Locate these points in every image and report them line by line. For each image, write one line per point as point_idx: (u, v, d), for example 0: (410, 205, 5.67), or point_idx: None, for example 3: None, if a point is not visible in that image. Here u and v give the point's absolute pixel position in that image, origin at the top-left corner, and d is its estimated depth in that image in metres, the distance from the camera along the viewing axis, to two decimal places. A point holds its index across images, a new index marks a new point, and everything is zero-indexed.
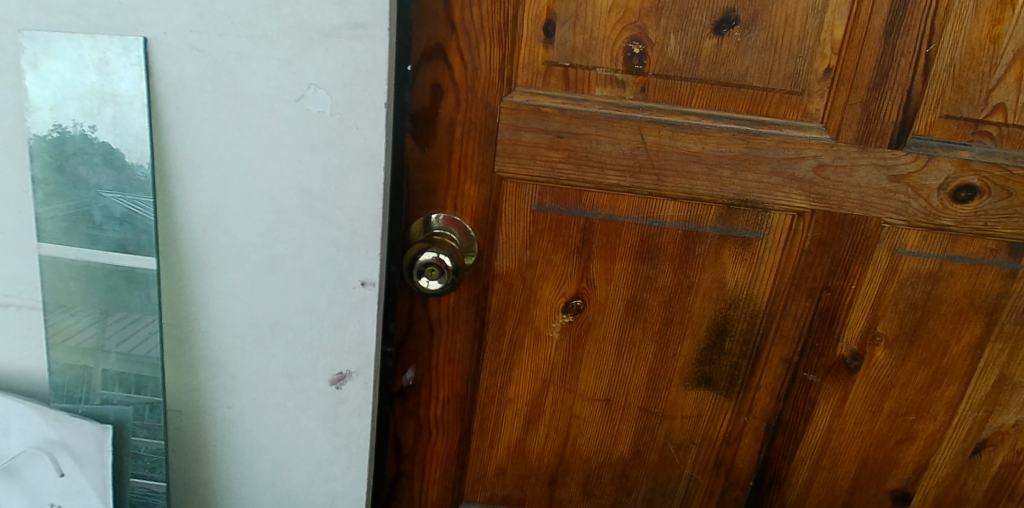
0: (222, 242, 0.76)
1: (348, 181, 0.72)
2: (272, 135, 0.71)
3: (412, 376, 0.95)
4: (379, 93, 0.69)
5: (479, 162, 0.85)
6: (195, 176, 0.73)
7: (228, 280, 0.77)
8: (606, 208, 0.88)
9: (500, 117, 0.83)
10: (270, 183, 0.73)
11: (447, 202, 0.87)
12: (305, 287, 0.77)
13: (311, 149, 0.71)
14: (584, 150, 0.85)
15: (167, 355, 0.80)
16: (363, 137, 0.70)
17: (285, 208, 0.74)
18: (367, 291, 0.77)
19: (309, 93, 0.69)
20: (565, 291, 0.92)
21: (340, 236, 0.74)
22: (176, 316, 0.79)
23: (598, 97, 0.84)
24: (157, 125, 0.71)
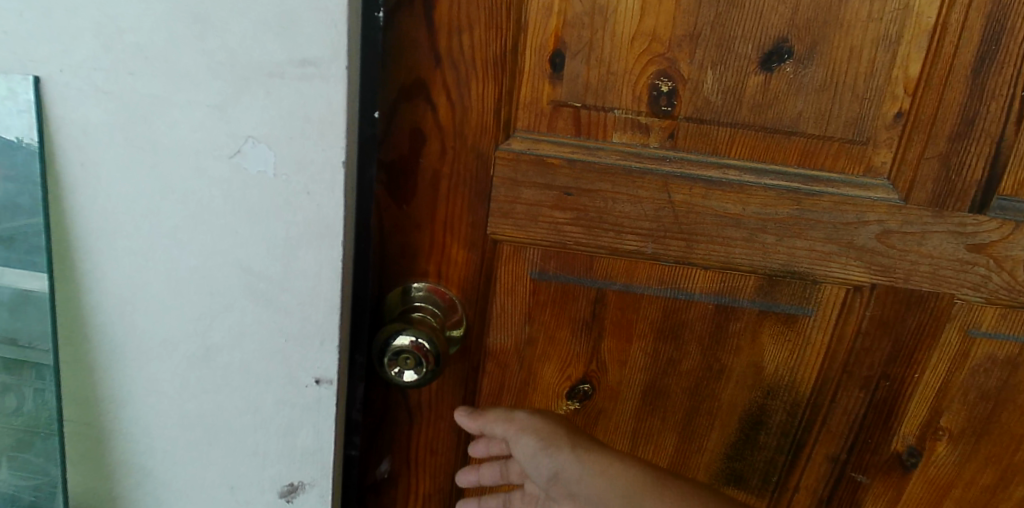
0: (144, 330, 0.59)
1: (299, 258, 0.56)
2: (201, 200, 0.54)
3: (387, 468, 0.81)
4: (334, 148, 0.52)
5: (469, 223, 0.70)
6: (106, 250, 0.56)
7: (150, 374, 0.61)
8: (622, 277, 0.72)
9: (494, 168, 0.67)
10: (199, 258, 0.57)
11: (430, 267, 0.72)
12: (247, 383, 0.62)
13: (251, 218, 0.55)
14: (598, 210, 0.69)
15: (78, 460, 0.64)
16: (315, 204, 0.54)
17: (220, 290, 0.58)
18: (322, 389, 0.61)
19: (247, 148, 0.52)
20: (570, 375, 0.76)
21: (289, 324, 0.59)
22: (90, 416, 0.62)
23: (616, 145, 0.68)
24: (52, 188, 0.54)
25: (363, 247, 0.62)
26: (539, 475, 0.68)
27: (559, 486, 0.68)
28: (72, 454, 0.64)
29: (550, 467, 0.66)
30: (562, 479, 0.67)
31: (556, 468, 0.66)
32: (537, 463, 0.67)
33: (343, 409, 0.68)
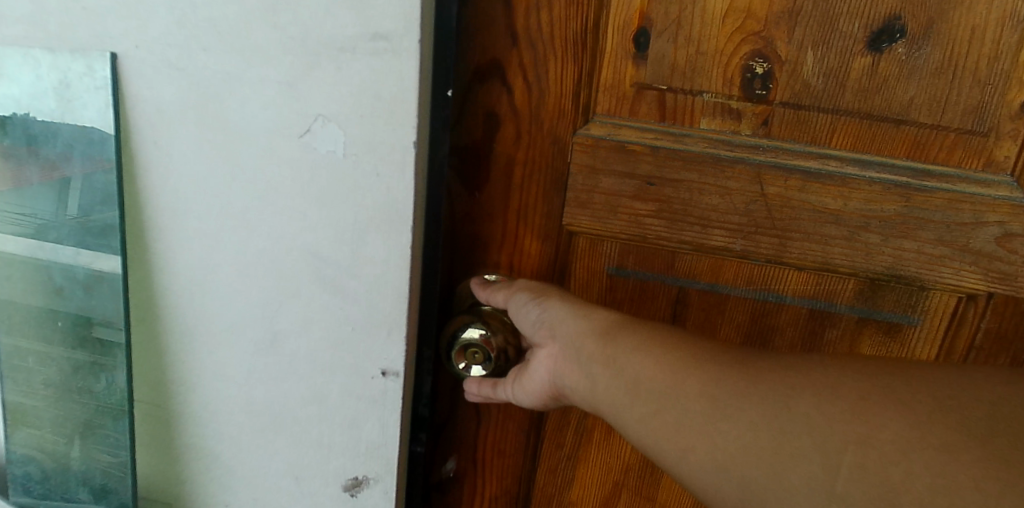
0: (215, 314, 0.59)
1: (366, 243, 0.54)
2: (271, 181, 0.53)
3: (452, 467, 0.78)
4: (404, 128, 0.50)
5: (544, 213, 0.66)
6: (178, 232, 0.56)
7: (219, 359, 0.61)
8: (707, 277, 0.68)
9: (572, 155, 0.64)
10: (266, 243, 0.55)
11: (501, 259, 0.69)
12: (314, 372, 0.60)
13: (320, 200, 0.53)
14: (681, 202, 0.64)
15: (151, 440, 0.65)
16: (384, 187, 0.52)
17: (287, 276, 0.56)
18: (388, 382, 0.59)
19: (317, 127, 0.51)
20: None
21: (355, 312, 0.57)
22: (163, 397, 0.63)
23: (704, 131, 0.63)
24: (127, 169, 0.54)
25: (432, 234, 0.59)
26: (531, 330, 0.62)
27: (545, 334, 0.61)
28: (146, 434, 0.64)
29: (538, 313, 0.61)
30: (549, 321, 0.60)
31: (543, 313, 0.61)
32: (526, 314, 0.62)
33: (410, 405, 0.66)
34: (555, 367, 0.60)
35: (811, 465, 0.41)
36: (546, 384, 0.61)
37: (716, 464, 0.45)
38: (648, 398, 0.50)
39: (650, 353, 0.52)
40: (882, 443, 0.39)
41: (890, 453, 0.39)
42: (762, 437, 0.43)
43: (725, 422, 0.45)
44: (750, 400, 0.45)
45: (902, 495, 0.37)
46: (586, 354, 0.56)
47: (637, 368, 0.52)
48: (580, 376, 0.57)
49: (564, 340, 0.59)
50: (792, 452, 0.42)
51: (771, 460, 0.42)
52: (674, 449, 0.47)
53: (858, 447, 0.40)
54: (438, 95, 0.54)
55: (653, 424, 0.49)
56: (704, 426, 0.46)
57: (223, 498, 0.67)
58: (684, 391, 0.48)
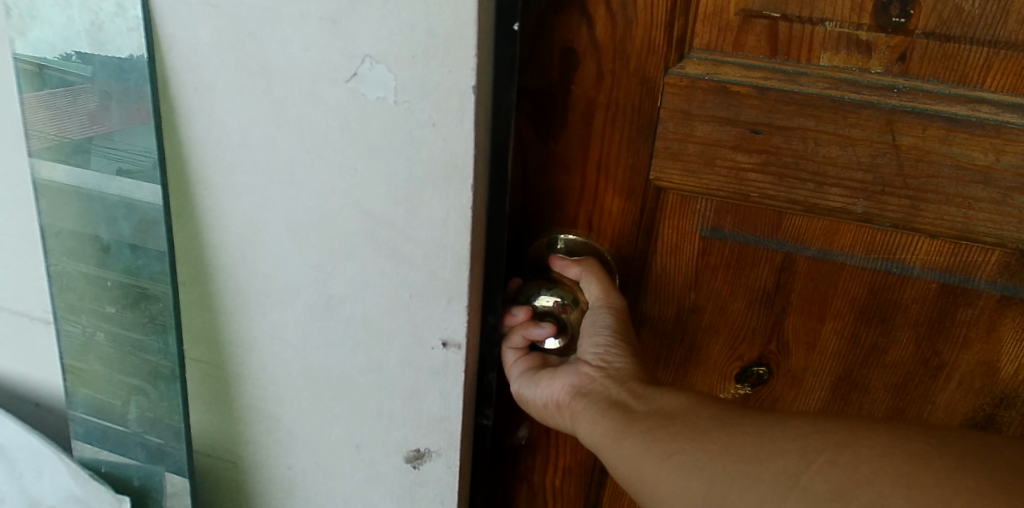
0: (266, 275, 0.55)
1: (423, 203, 0.48)
2: (318, 130, 0.47)
3: (525, 435, 0.73)
4: (462, 70, 0.42)
5: (628, 166, 0.58)
6: (225, 185, 0.51)
7: (274, 321, 0.57)
8: (819, 242, 0.59)
9: (663, 97, 0.54)
10: (314, 201, 0.50)
11: (579, 217, 0.61)
12: (371, 339, 0.55)
13: (371, 153, 0.47)
14: (793, 154, 0.54)
15: (213, 398, 0.63)
16: (442, 141, 0.45)
17: (339, 237, 0.51)
18: (449, 353, 0.54)
19: (364, 70, 0.44)
20: (742, 355, 0.66)
21: (413, 278, 0.51)
22: (220, 358, 0.60)
23: (823, 69, 0.52)
24: (168, 118, 0.49)
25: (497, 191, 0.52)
26: (588, 346, 0.58)
27: (599, 361, 0.57)
28: (208, 392, 0.62)
29: (610, 342, 0.57)
30: (603, 359, 0.57)
31: (614, 344, 0.57)
32: (600, 333, 0.57)
33: (475, 377, 0.60)
34: (581, 389, 0.57)
35: (786, 462, 0.42)
36: (557, 397, 0.58)
37: (694, 463, 0.45)
38: (653, 417, 0.50)
39: (676, 392, 0.53)
40: (857, 451, 0.40)
41: (864, 458, 0.40)
42: (746, 439, 0.45)
43: (724, 433, 0.46)
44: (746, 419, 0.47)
45: (860, 486, 0.38)
46: (616, 389, 0.55)
47: (661, 400, 0.52)
48: (581, 418, 0.55)
49: (610, 375, 0.56)
50: (771, 456, 0.43)
51: (748, 458, 0.44)
52: (658, 450, 0.48)
53: (836, 449, 0.41)
54: (504, 29, 0.46)
55: (647, 432, 0.49)
56: (701, 438, 0.46)
57: (284, 463, 0.65)
58: (692, 415, 0.49)
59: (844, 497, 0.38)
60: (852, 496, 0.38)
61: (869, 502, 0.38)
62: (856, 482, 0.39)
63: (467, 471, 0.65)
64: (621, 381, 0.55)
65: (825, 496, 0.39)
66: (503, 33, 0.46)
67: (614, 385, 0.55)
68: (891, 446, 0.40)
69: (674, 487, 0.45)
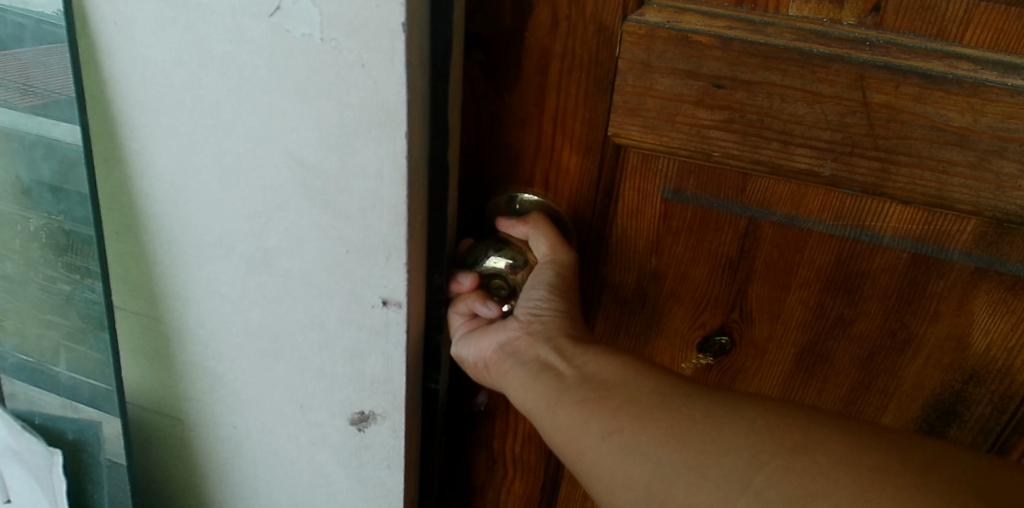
0: (200, 225, 0.52)
1: (355, 151, 0.45)
2: (244, 70, 0.44)
3: (485, 400, 0.72)
4: (390, 4, 0.39)
5: (586, 122, 0.55)
6: (152, 128, 0.48)
7: (210, 276, 0.54)
8: (785, 208, 0.56)
9: (621, 47, 0.51)
10: (243, 149, 0.47)
11: (537, 175, 0.58)
12: (309, 296, 0.53)
13: (298, 96, 0.44)
14: (758, 111, 0.51)
15: (156, 353, 0.60)
16: (372, 84, 0.42)
17: (271, 187, 0.48)
18: (389, 312, 0.52)
19: (287, 3, 0.41)
20: (704, 323, 0.64)
21: (349, 232, 0.49)
22: (158, 311, 0.58)
23: (792, 19, 0.48)
24: (87, 55, 0.47)
25: (440, 142, 0.49)
26: (523, 300, 0.57)
27: (528, 317, 0.56)
28: (148, 347, 0.60)
29: (541, 298, 0.55)
30: (533, 315, 0.56)
31: (546, 301, 0.55)
32: (534, 289, 0.56)
33: (420, 340, 0.58)
34: (509, 348, 0.56)
35: (736, 460, 0.40)
36: (485, 355, 0.57)
37: (637, 449, 0.43)
38: (588, 387, 0.48)
39: (611, 358, 0.50)
40: (812, 459, 0.38)
41: (819, 469, 0.37)
42: (693, 428, 0.42)
43: (670, 414, 0.43)
44: (690, 397, 0.44)
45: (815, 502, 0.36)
46: (543, 348, 0.54)
47: (593, 365, 0.50)
48: (512, 380, 0.54)
49: (538, 333, 0.55)
50: (721, 451, 0.40)
51: (695, 450, 0.41)
52: (598, 427, 0.45)
53: (791, 454, 0.39)
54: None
55: (583, 404, 0.47)
56: (644, 416, 0.44)
57: (229, 422, 0.63)
58: (632, 386, 0.47)
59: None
60: None
61: None
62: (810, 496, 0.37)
63: (416, 435, 0.63)
64: (547, 340, 0.54)
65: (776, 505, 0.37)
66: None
67: (541, 344, 0.54)
68: (847, 456, 0.38)
69: (618, 475, 0.43)
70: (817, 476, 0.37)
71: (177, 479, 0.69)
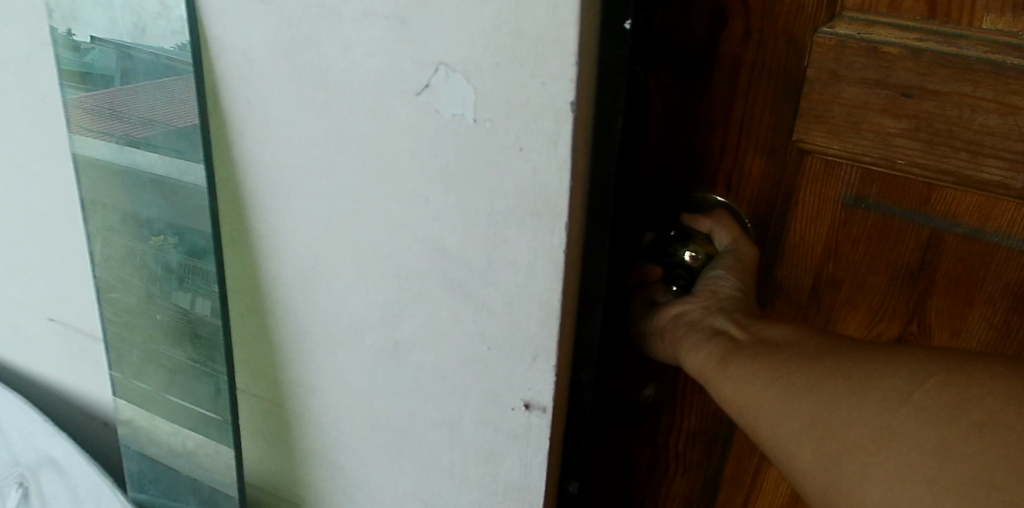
0: (325, 267, 0.63)
1: (505, 231, 0.53)
2: (391, 153, 0.55)
3: (652, 394, 0.75)
4: (557, 82, 0.46)
5: (770, 126, 0.60)
6: (264, 167, 0.61)
7: (346, 326, 0.65)
8: (971, 219, 0.57)
9: (810, 57, 0.55)
10: (380, 233, 0.59)
11: (718, 177, 0.64)
12: (417, 323, 0.61)
13: (444, 170, 0.53)
14: (946, 120, 0.53)
15: (269, 359, 0.72)
16: (529, 164, 0.50)
17: (406, 274, 0.59)
18: (531, 415, 0.61)
19: (438, 79, 0.50)
20: (882, 333, 0.64)
21: (488, 324, 0.58)
22: (268, 320, 0.69)
23: (985, 32, 0.51)
24: (214, 113, 0.60)
25: (604, 174, 0.56)
26: (704, 278, 0.62)
27: (707, 290, 0.61)
28: (265, 353, 0.72)
29: (723, 273, 0.60)
30: (711, 286, 0.61)
31: (727, 276, 0.60)
32: (714, 267, 0.61)
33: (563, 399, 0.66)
34: (686, 316, 0.62)
35: (896, 382, 0.44)
36: (663, 322, 0.64)
37: (805, 394, 0.48)
38: (760, 349, 0.53)
39: (788, 327, 0.55)
40: (970, 373, 0.42)
41: (979, 379, 0.41)
42: (855, 365, 0.47)
43: (833, 360, 0.48)
44: (851, 351, 0.49)
45: (974, 404, 0.40)
46: (718, 317, 0.59)
47: (772, 331, 0.55)
48: (687, 348, 0.59)
49: (717, 303, 0.60)
50: (881, 375, 0.45)
51: (857, 377, 0.46)
52: (768, 383, 0.51)
53: (950, 370, 0.42)
54: (613, 22, 0.50)
55: (754, 363, 0.52)
56: (809, 363, 0.49)
57: (352, 448, 0.73)
58: (795, 347, 0.52)
59: (954, 413, 0.41)
60: (960, 416, 0.40)
61: (974, 421, 0.40)
62: (966, 401, 0.41)
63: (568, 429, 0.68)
64: (724, 311, 0.58)
65: (937, 413, 0.41)
66: (612, 18, 0.49)
67: (717, 313, 0.59)
68: (1007, 372, 0.41)
69: (772, 418, 0.49)
70: (967, 371, 0.42)
71: (281, 468, 0.80)
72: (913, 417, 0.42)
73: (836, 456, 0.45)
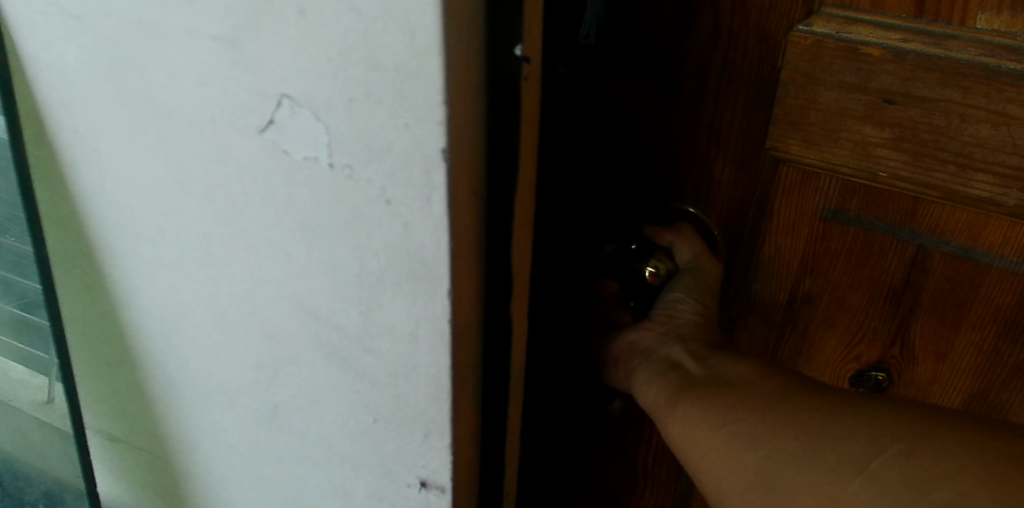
0: (185, 321, 0.53)
1: (377, 297, 0.43)
2: (238, 196, 0.44)
3: (620, 406, 0.70)
4: (427, 123, 0.36)
5: (742, 133, 0.54)
6: (101, 201, 0.51)
7: (218, 386, 0.55)
8: (960, 237, 0.52)
9: (784, 58, 0.50)
10: (246, 287, 0.48)
11: (687, 186, 0.58)
12: (300, 394, 0.50)
13: (303, 220, 0.43)
14: (932, 131, 0.48)
15: (141, 415, 0.62)
16: (399, 220, 0.39)
17: (275, 335, 0.49)
18: (429, 494, 0.49)
19: (282, 116, 0.40)
20: (860, 356, 0.59)
21: (369, 394, 0.47)
22: (133, 373, 0.59)
23: (980, 32, 0.45)
24: (38, 139, 0.51)
25: None
26: (660, 302, 0.59)
27: (663, 316, 0.58)
28: (135, 408, 0.62)
29: (681, 299, 0.57)
30: (665, 311, 0.58)
31: (686, 302, 0.57)
32: (671, 290, 0.57)
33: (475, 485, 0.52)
34: (638, 347, 0.59)
35: (856, 443, 0.44)
36: (617, 351, 0.60)
37: (760, 441, 0.48)
38: (716, 386, 0.52)
39: (745, 361, 0.53)
40: (935, 440, 0.42)
41: (943, 449, 0.41)
42: (814, 420, 0.46)
43: (791, 409, 0.48)
44: (814, 400, 0.48)
45: (939, 479, 0.40)
46: (676, 346, 0.56)
47: (728, 367, 0.53)
48: (643, 378, 0.57)
49: (675, 332, 0.56)
50: (840, 434, 0.45)
51: (817, 435, 0.46)
52: (723, 422, 0.50)
53: (913, 437, 0.43)
54: (502, 46, 0.37)
55: (710, 404, 0.51)
56: (766, 411, 0.49)
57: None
58: (756, 389, 0.51)
59: (918, 485, 0.40)
60: (923, 487, 0.40)
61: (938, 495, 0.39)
62: (930, 472, 0.40)
63: None
64: (681, 340, 0.56)
65: (894, 482, 0.41)
66: (498, 46, 0.37)
67: (674, 342, 0.56)
68: (970, 440, 0.41)
69: (724, 463, 0.49)
70: (929, 437, 0.42)
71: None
72: (872, 487, 0.42)
73: None
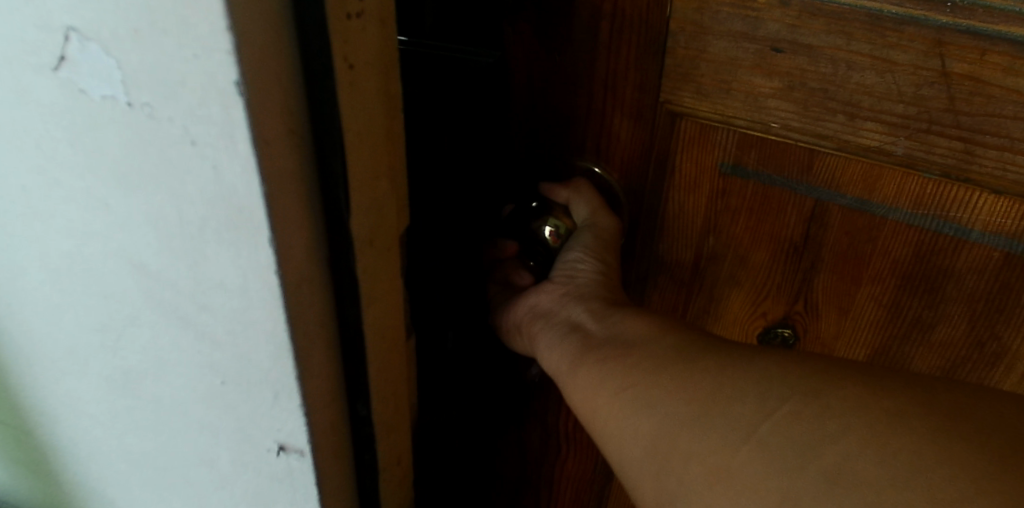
0: (29, 288, 0.48)
1: (205, 254, 0.39)
2: (43, 141, 0.38)
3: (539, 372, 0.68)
4: (213, 53, 0.31)
5: (636, 84, 0.53)
6: None
7: (70, 355, 0.51)
8: (857, 189, 0.50)
9: (672, 6, 0.48)
10: (75, 252, 0.43)
11: (587, 142, 0.57)
12: (154, 364, 0.47)
13: (115, 169, 0.37)
14: (820, 78, 0.47)
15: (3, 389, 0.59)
16: (209, 164, 0.35)
17: (111, 297, 0.44)
18: (290, 459, 0.48)
19: (70, 51, 0.33)
20: (766, 311, 0.59)
21: (218, 360, 0.44)
22: None
23: None
24: None
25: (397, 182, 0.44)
26: (562, 261, 0.58)
27: (563, 278, 0.57)
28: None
29: (579, 258, 0.56)
30: (565, 269, 0.57)
31: (585, 261, 0.56)
32: (571, 249, 0.57)
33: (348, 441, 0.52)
34: (541, 308, 0.58)
35: (745, 407, 0.41)
36: (520, 315, 0.59)
37: (651, 406, 0.45)
38: (612, 345, 0.51)
39: (640, 316, 0.52)
40: (824, 400, 0.39)
41: (833, 411, 0.38)
42: (704, 381, 0.44)
43: (683, 370, 0.45)
44: (709, 354, 0.46)
45: (826, 447, 0.37)
46: (577, 307, 0.55)
47: (623, 324, 0.52)
48: (545, 341, 0.56)
49: (576, 293, 0.56)
50: (731, 396, 0.42)
51: (707, 399, 0.43)
52: (615, 385, 0.48)
53: (804, 399, 0.40)
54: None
55: (605, 363, 0.50)
56: (659, 371, 0.46)
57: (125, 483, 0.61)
58: (651, 346, 0.49)
59: (806, 453, 0.37)
60: (811, 455, 0.37)
61: (826, 462, 0.37)
62: (818, 438, 0.38)
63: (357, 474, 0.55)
64: (583, 300, 0.55)
65: (780, 450, 0.38)
66: None
67: (575, 303, 0.55)
68: (861, 400, 0.38)
69: (617, 430, 0.46)
70: (819, 398, 0.40)
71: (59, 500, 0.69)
72: (758, 455, 0.39)
73: (674, 494, 0.42)
